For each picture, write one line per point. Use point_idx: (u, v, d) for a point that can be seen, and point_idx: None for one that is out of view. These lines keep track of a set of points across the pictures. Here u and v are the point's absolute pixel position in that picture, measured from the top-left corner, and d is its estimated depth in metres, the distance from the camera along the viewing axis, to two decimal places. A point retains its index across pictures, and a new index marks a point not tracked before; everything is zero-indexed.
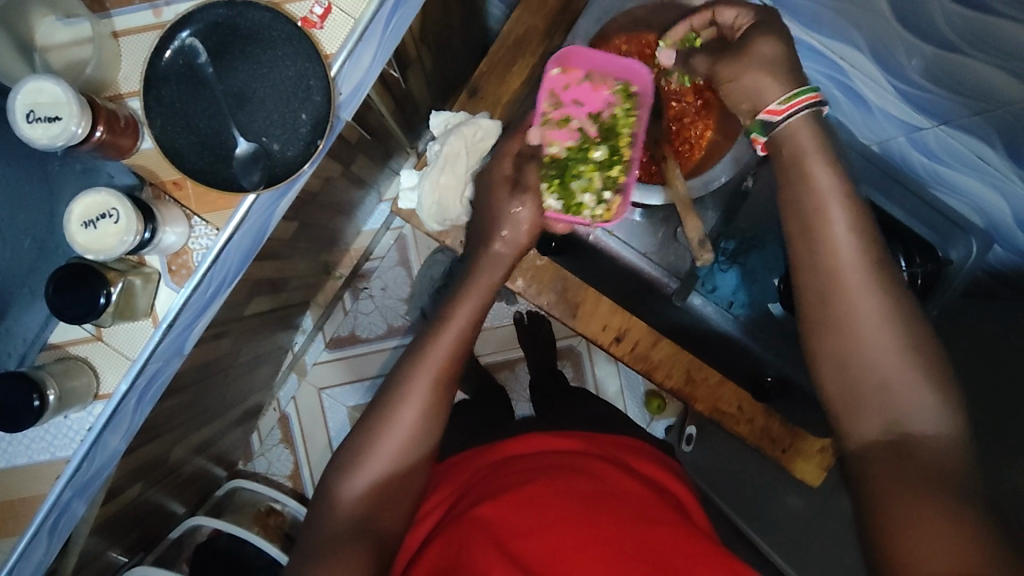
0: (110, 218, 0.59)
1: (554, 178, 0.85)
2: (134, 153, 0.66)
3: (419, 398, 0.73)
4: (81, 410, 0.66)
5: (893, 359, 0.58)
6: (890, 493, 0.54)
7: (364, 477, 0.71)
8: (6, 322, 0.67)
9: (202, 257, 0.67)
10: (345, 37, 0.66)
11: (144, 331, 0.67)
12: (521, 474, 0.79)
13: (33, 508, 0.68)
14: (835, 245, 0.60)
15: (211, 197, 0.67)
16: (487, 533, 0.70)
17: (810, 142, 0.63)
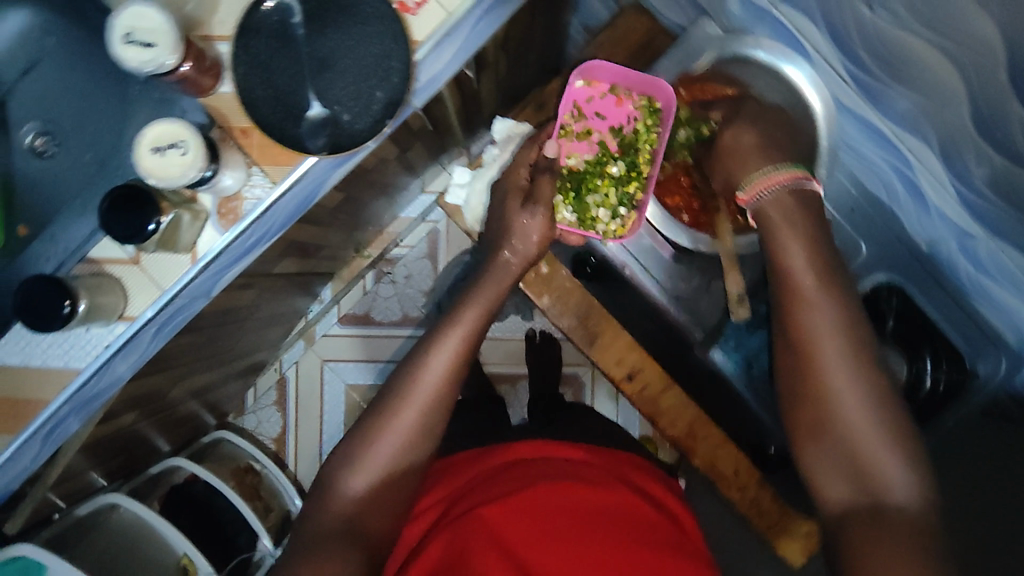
0: (177, 151, 0.57)
1: (570, 192, 0.92)
2: (211, 94, 0.67)
3: (421, 401, 0.73)
4: (104, 326, 0.68)
5: (869, 428, 0.68)
6: (864, 551, 0.63)
7: (365, 471, 0.72)
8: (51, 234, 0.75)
9: (253, 207, 0.68)
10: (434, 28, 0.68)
11: (181, 265, 0.68)
12: (514, 476, 0.83)
13: (35, 411, 0.69)
14: (818, 330, 0.71)
15: (274, 151, 0.68)
16: (485, 536, 0.75)
17: (792, 232, 0.74)
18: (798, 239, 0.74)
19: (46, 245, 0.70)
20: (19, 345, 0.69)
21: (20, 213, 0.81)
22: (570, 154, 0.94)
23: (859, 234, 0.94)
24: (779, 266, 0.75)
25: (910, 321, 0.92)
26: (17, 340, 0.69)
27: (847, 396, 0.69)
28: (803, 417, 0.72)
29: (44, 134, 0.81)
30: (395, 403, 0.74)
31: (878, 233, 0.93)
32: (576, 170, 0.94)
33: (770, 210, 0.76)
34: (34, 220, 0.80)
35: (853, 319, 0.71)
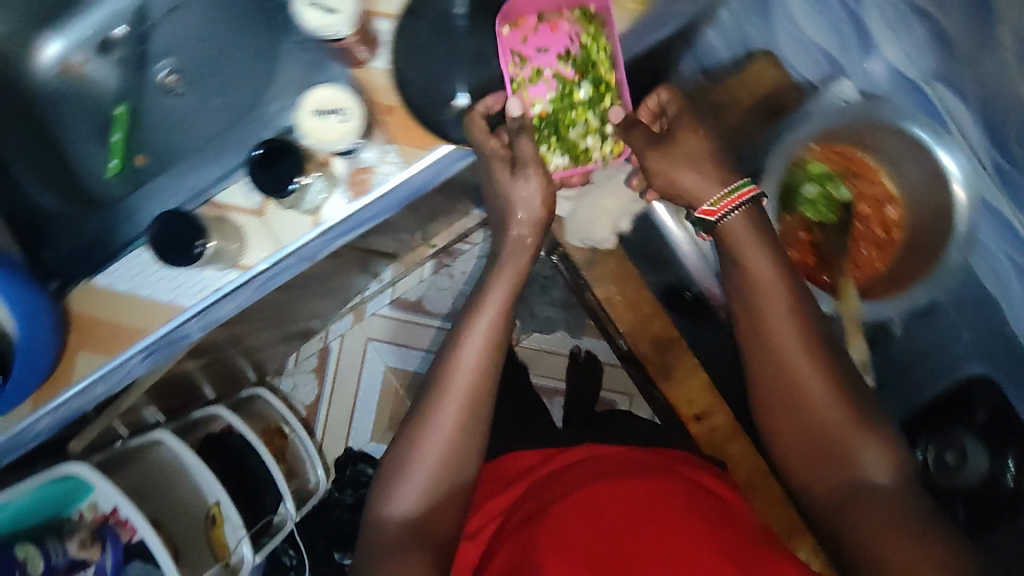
0: (337, 117, 0.59)
1: (550, 138, 0.74)
2: (364, 66, 0.68)
3: (457, 393, 0.67)
4: (218, 270, 0.69)
5: (839, 414, 0.64)
6: (845, 530, 0.61)
7: (419, 479, 0.67)
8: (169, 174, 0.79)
9: (381, 182, 0.69)
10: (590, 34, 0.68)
11: (302, 225, 0.69)
12: (567, 481, 0.80)
13: (133, 340, 0.71)
14: (778, 335, 0.65)
15: (413, 133, 0.69)
16: (547, 533, 0.71)
17: (761, 252, 0.67)
18: (764, 258, 0.67)
19: (172, 182, 0.71)
20: (133, 273, 0.71)
21: (138, 142, 0.82)
22: (529, 99, 0.73)
23: (967, 325, 0.83)
24: (744, 284, 0.67)
25: None
26: (132, 268, 0.71)
27: (811, 395, 0.64)
28: (778, 420, 0.66)
29: (180, 73, 0.83)
30: (435, 396, 0.68)
31: (982, 330, 0.81)
32: (544, 116, 0.74)
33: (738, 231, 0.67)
34: (153, 152, 0.82)
35: (823, 339, 0.66)
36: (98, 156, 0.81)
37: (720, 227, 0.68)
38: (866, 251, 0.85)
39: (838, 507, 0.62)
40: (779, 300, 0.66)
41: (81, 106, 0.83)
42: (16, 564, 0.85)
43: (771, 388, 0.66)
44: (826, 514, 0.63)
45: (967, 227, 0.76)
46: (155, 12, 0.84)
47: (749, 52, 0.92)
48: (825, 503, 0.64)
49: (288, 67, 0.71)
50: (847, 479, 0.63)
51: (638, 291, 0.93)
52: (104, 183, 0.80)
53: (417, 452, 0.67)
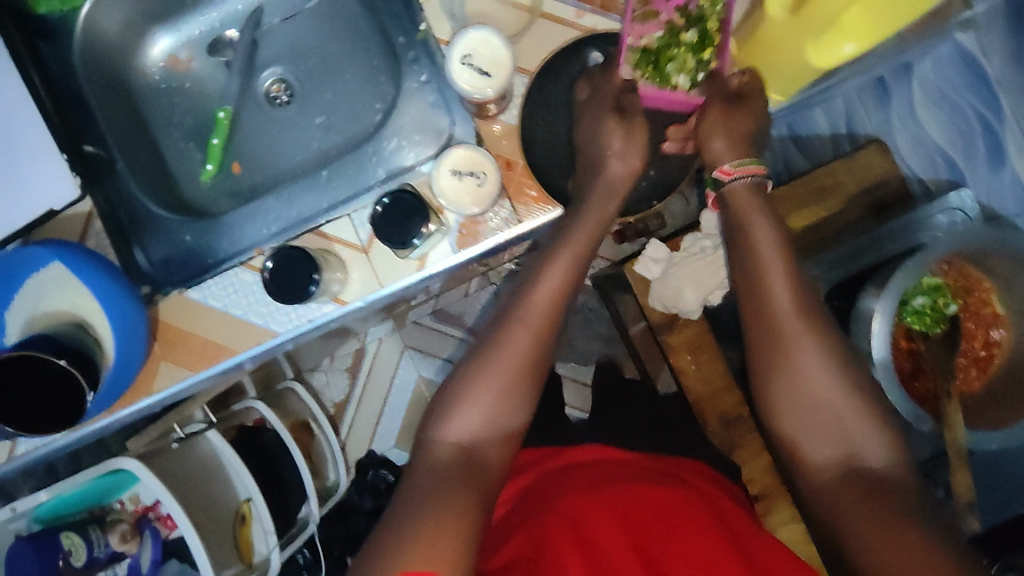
0: (474, 179, 0.64)
1: (645, 68, 0.65)
2: (490, 118, 0.67)
3: (517, 338, 0.62)
4: (315, 302, 0.68)
5: (835, 388, 0.59)
6: (837, 509, 0.57)
7: (468, 420, 0.60)
8: (260, 185, 0.79)
9: (493, 237, 0.67)
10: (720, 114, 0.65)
11: (406, 269, 0.68)
12: (586, 482, 0.70)
13: (219, 357, 0.70)
14: (778, 303, 0.61)
15: (531, 192, 0.68)
16: (571, 526, 0.62)
17: (765, 220, 0.64)
18: (768, 226, 0.64)
19: (278, 204, 0.71)
20: (227, 292, 0.70)
21: (235, 148, 0.80)
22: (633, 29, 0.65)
23: None
24: (746, 256, 0.64)
25: None
26: (226, 286, 0.70)
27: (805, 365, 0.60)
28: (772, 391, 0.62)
29: (286, 83, 0.81)
30: (491, 341, 0.62)
31: None
32: (646, 46, 0.65)
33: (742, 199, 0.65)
34: (250, 161, 0.80)
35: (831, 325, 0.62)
36: (194, 158, 0.79)
37: (726, 193, 0.66)
38: (964, 372, 0.72)
39: (831, 493, 0.58)
40: (783, 272, 0.62)
41: (179, 104, 0.80)
42: (61, 551, 0.88)
43: (762, 357, 0.62)
44: (823, 494, 0.58)
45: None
46: (268, 20, 0.81)
47: (852, 133, 0.88)
48: (827, 482, 0.59)
49: (410, 104, 0.70)
50: (845, 458, 0.58)
51: (712, 366, 0.88)
52: (198, 186, 0.79)
53: (472, 389, 0.61)
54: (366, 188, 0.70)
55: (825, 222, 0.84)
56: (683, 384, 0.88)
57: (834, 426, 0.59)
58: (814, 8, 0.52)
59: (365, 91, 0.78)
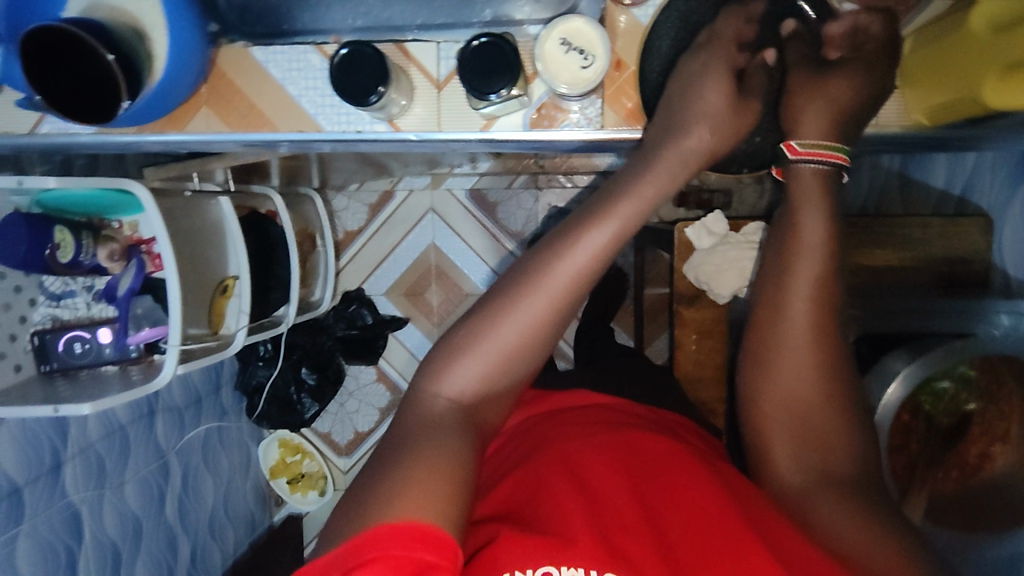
0: (579, 58, 0.59)
1: None
2: (621, 8, 0.62)
3: (585, 260, 0.54)
4: (369, 116, 0.66)
5: (816, 388, 0.58)
6: (813, 516, 0.55)
7: (475, 373, 0.54)
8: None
9: (567, 129, 0.64)
10: (829, 141, 0.62)
11: (470, 123, 0.65)
12: (561, 428, 0.62)
13: (258, 126, 0.68)
14: (793, 313, 0.59)
15: (625, 102, 0.64)
16: (563, 466, 0.56)
17: (817, 210, 0.61)
18: (818, 219, 0.61)
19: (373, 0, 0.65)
20: (288, 67, 0.67)
21: None
22: None
23: None
24: (786, 247, 0.61)
25: None
26: (291, 64, 0.67)
27: (795, 363, 0.59)
28: (757, 385, 0.61)
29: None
30: (523, 286, 0.54)
31: None
32: None
33: (805, 180, 0.63)
34: None
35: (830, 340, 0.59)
36: None
37: (792, 170, 0.63)
38: (945, 471, 0.71)
39: (798, 500, 0.56)
40: (810, 278, 0.60)
41: None
42: (51, 242, 0.85)
43: (752, 358, 0.62)
44: (794, 499, 0.57)
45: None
46: None
47: (963, 199, 0.85)
48: (797, 490, 0.57)
49: None
50: (819, 467, 0.57)
51: (712, 355, 0.85)
52: None
53: (501, 321, 0.53)
54: (467, 24, 0.65)
55: (892, 270, 0.81)
56: (676, 357, 0.86)
57: (812, 440, 0.58)
58: (1001, 41, 0.49)
59: None
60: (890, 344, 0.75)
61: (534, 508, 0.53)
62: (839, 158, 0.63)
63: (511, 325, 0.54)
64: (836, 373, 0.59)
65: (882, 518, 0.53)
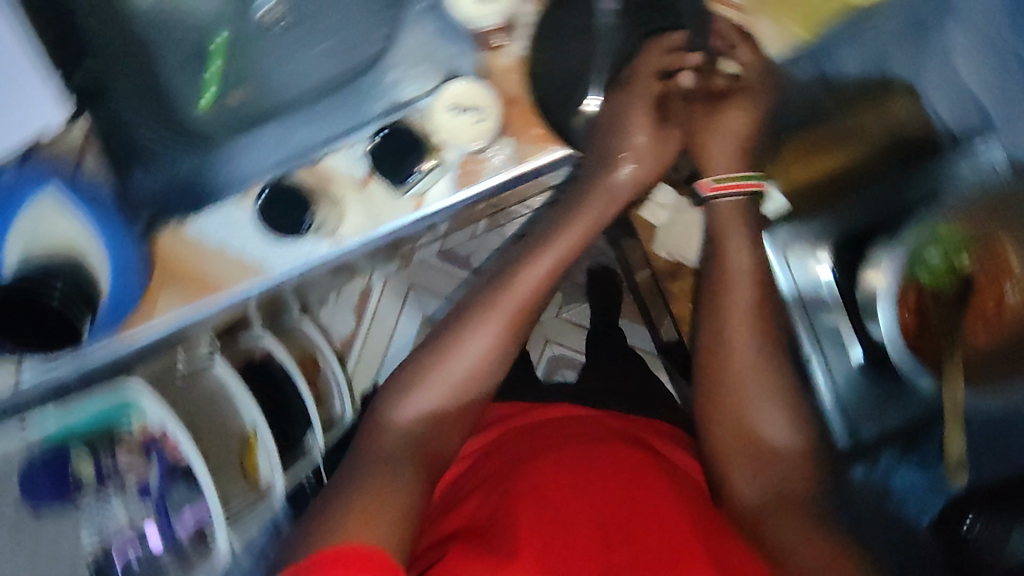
0: (472, 114, 0.65)
1: None
2: (495, 54, 0.66)
3: (509, 299, 0.69)
4: (311, 240, 0.67)
5: (762, 389, 0.70)
6: (770, 523, 0.64)
7: (430, 398, 0.67)
8: (271, 111, 0.74)
9: (494, 175, 0.66)
10: (738, 173, 0.75)
11: (404, 207, 0.66)
12: (532, 447, 0.69)
13: (216, 292, 0.68)
14: (735, 331, 0.71)
15: (533, 131, 0.67)
16: (532, 492, 0.62)
17: (738, 238, 0.74)
18: (745, 256, 0.73)
19: (279, 136, 0.69)
20: (223, 228, 0.68)
21: (233, 72, 0.75)
22: None
23: None
24: (717, 278, 0.74)
25: None
26: (223, 224, 0.68)
27: (744, 371, 0.70)
28: (716, 393, 0.71)
29: (289, 9, 0.76)
30: (467, 317, 0.69)
31: None
32: None
33: (724, 215, 0.74)
34: (250, 86, 0.75)
35: (769, 344, 0.72)
36: (189, 83, 0.73)
37: (710, 203, 0.75)
38: (973, 329, 0.75)
39: (755, 515, 0.66)
40: (749, 298, 0.72)
41: (174, 26, 0.73)
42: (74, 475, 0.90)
43: (711, 396, 0.71)
44: (751, 509, 0.66)
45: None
46: None
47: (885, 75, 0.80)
48: (752, 502, 0.67)
49: (412, 30, 0.67)
50: (775, 485, 0.67)
51: None
52: (198, 115, 0.73)
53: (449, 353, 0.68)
54: (366, 121, 0.67)
55: (842, 177, 0.80)
56: None
57: (764, 457, 0.69)
58: None
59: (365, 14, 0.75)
60: (859, 245, 0.78)
61: (495, 529, 0.60)
62: (753, 186, 0.75)
63: (458, 355, 0.68)
64: (778, 380, 0.71)
65: (821, 522, 0.63)
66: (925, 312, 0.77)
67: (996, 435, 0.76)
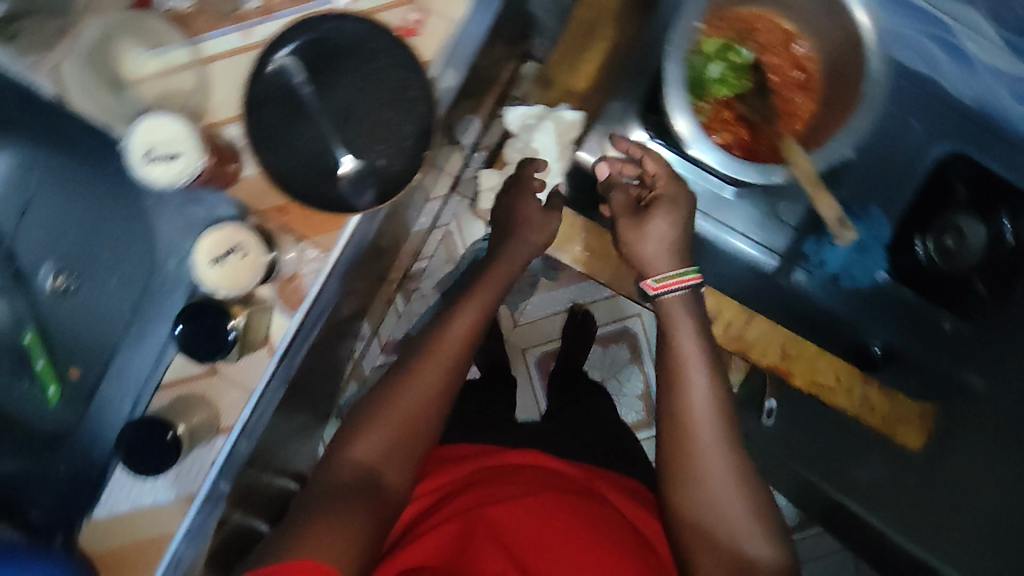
0: (239, 253, 0.59)
1: None
2: (236, 182, 0.64)
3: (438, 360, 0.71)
4: (204, 445, 0.65)
5: (721, 467, 0.67)
6: None
7: (377, 442, 0.66)
8: (116, 365, 0.66)
9: (315, 281, 0.64)
10: (677, 269, 0.73)
11: (260, 361, 0.65)
12: (498, 491, 0.78)
13: (158, 550, 0.65)
14: (688, 377, 0.69)
15: (318, 219, 0.64)
16: (497, 539, 0.73)
17: (686, 323, 0.72)
18: (691, 332, 0.71)
19: (113, 383, 0.66)
20: (126, 489, 0.66)
21: (63, 354, 0.66)
22: None
23: (908, 113, 0.88)
24: (665, 355, 0.72)
25: (983, 182, 0.82)
26: (121, 484, 0.66)
27: (703, 444, 0.67)
28: (664, 465, 0.70)
29: (70, 271, 0.66)
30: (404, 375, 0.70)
31: (929, 107, 0.87)
32: None
33: (669, 304, 0.72)
34: (86, 359, 0.66)
35: (725, 394, 0.70)
36: (28, 394, 0.65)
37: (656, 303, 0.73)
38: (791, 101, 0.71)
39: None
40: (692, 338, 0.71)
41: None
42: None
43: (673, 485, 0.69)
44: None
45: (880, 60, 0.63)
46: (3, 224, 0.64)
47: None
48: None
49: (163, 215, 0.66)
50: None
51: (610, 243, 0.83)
52: (53, 415, 0.66)
53: (380, 417, 0.67)
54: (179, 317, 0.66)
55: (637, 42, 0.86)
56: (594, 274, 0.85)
57: (733, 538, 0.65)
58: None
59: (112, 220, 0.66)
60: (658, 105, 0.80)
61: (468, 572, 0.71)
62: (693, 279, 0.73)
63: (387, 416, 0.67)
64: (739, 452, 0.69)
65: None
66: (744, 117, 0.71)
67: (877, 162, 0.89)
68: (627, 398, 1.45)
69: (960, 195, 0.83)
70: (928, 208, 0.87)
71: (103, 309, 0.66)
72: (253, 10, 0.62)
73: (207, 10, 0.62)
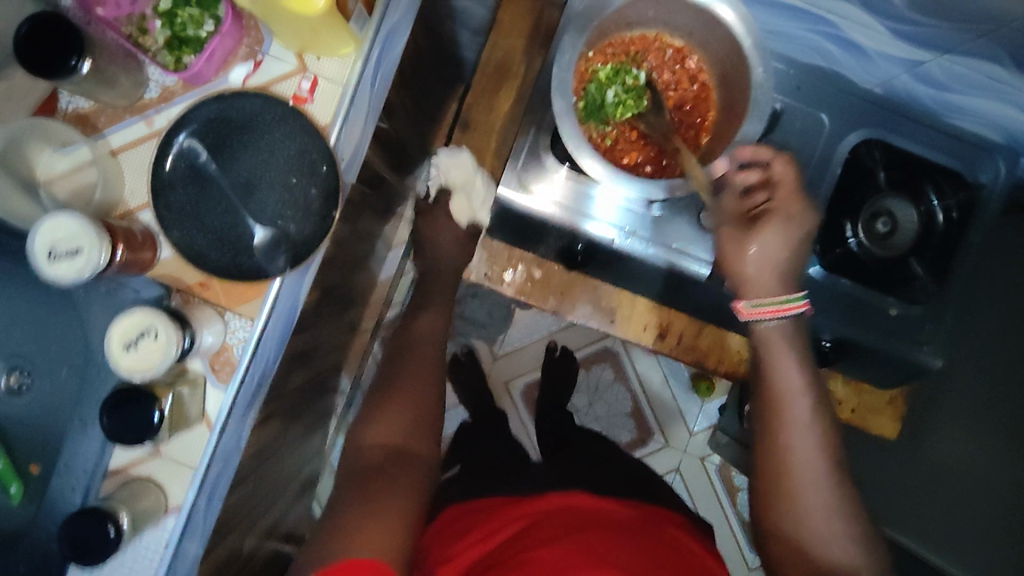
0: (151, 336, 0.60)
1: (182, 45, 0.62)
2: (156, 264, 0.65)
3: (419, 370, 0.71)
4: (155, 527, 0.65)
5: (826, 502, 0.61)
6: None
7: (382, 429, 0.64)
8: (64, 457, 0.66)
9: (243, 350, 0.65)
10: (781, 294, 0.63)
11: (201, 437, 0.65)
12: (533, 537, 0.70)
13: None
14: (792, 408, 0.63)
15: (239, 289, 0.66)
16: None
17: (788, 357, 0.64)
18: (794, 365, 0.63)
19: (61, 477, 0.66)
20: None
21: (23, 452, 0.69)
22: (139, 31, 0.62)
23: (815, 107, 0.86)
24: (764, 388, 0.65)
25: (899, 163, 0.85)
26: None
27: (812, 476, 0.61)
28: (766, 497, 0.64)
29: (21, 368, 0.69)
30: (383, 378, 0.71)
31: (832, 100, 0.86)
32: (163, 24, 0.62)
33: (767, 338, 0.64)
34: (42, 455, 0.69)
35: (830, 428, 0.63)
36: None
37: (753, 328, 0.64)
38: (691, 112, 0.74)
39: None
40: (796, 370, 0.63)
41: None
42: None
43: (772, 518, 0.63)
44: None
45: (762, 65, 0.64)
46: None
47: None
48: None
49: (91, 306, 0.66)
50: None
51: None
52: (16, 512, 0.68)
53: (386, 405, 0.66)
54: None
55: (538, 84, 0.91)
56: None
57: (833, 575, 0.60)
58: None
59: (48, 316, 0.68)
60: None
61: None
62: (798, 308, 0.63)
63: (395, 410, 0.65)
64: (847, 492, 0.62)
65: None
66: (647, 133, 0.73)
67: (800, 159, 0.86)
68: (617, 418, 1.44)
69: (881, 179, 0.85)
70: (847, 189, 0.86)
71: (53, 399, 0.69)
72: (153, 99, 0.65)
73: (106, 105, 0.64)
